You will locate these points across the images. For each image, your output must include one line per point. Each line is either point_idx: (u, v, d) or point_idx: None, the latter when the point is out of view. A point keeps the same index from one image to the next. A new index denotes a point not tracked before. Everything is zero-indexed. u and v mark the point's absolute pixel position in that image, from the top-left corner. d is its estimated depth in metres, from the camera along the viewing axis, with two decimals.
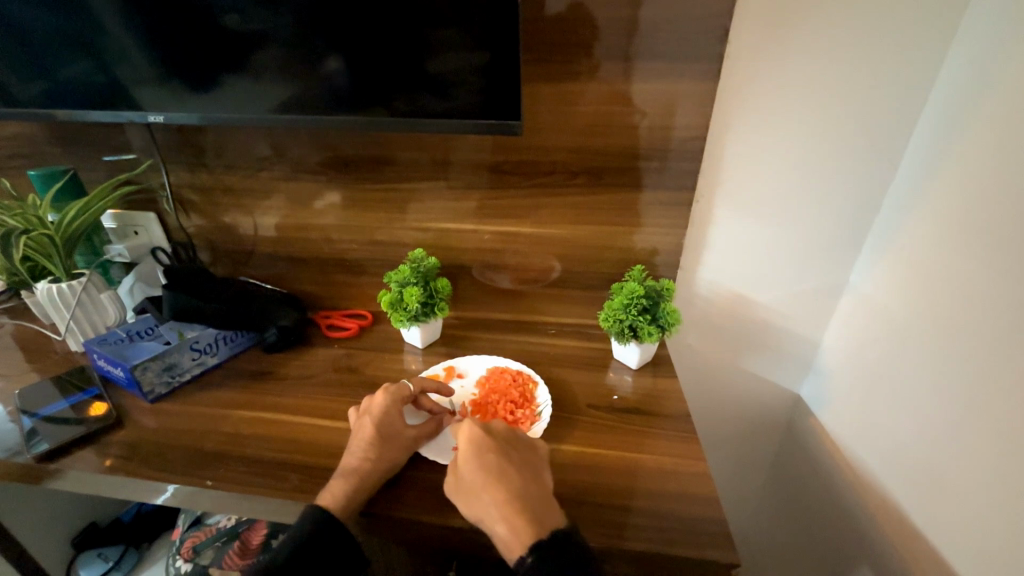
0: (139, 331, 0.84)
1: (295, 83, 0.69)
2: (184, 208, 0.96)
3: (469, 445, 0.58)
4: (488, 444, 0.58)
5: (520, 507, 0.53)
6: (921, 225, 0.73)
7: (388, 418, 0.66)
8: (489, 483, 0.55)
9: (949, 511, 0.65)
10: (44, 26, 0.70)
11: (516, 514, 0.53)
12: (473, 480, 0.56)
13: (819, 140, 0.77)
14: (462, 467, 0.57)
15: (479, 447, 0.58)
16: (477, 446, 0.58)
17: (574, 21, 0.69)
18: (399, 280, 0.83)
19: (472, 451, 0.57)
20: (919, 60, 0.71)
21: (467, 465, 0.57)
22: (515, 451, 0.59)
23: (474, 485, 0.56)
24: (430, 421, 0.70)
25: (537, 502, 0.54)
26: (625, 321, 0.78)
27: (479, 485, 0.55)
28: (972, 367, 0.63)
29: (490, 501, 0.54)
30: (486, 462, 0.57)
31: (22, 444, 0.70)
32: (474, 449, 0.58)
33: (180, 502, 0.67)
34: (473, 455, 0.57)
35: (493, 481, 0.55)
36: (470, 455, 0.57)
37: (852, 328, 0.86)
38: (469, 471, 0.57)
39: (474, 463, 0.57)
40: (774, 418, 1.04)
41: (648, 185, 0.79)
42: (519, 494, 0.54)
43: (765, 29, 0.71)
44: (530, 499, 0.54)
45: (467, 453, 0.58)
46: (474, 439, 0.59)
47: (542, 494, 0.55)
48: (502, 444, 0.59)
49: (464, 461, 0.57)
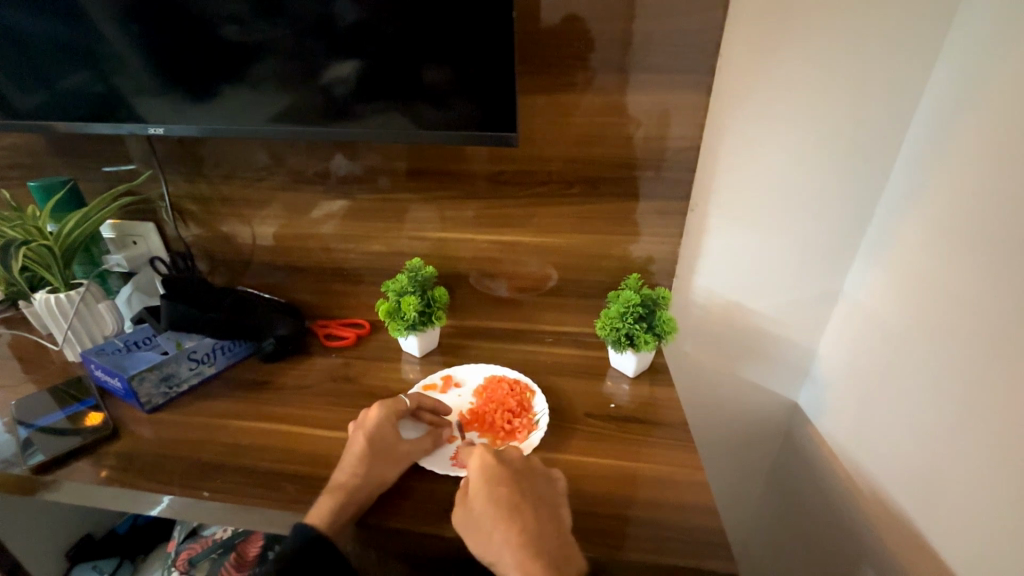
0: (137, 340, 0.85)
1: (293, 94, 0.70)
2: (182, 218, 0.96)
3: (480, 476, 0.58)
4: (499, 475, 0.59)
5: (535, 552, 0.53)
6: (916, 232, 0.73)
7: (380, 431, 0.66)
8: (501, 521, 0.55)
9: (950, 519, 0.64)
10: (46, 38, 0.71)
11: (530, 557, 0.53)
12: (484, 516, 0.56)
13: (811, 150, 0.78)
14: (472, 500, 0.57)
15: (492, 479, 0.58)
16: (488, 478, 0.58)
17: (569, 33, 0.70)
18: (396, 289, 0.83)
19: (484, 485, 0.58)
20: (909, 69, 0.72)
21: (479, 499, 0.57)
22: (529, 483, 0.59)
23: (485, 520, 0.56)
24: (425, 437, 0.69)
25: (553, 545, 0.54)
26: (622, 330, 0.78)
27: (490, 522, 0.55)
28: (971, 373, 0.63)
29: (503, 540, 0.54)
30: (498, 498, 0.57)
31: (18, 455, 0.70)
32: (486, 481, 0.58)
33: (176, 514, 0.66)
34: (485, 489, 0.57)
35: (507, 520, 0.55)
36: (482, 487, 0.58)
37: (848, 336, 0.86)
38: (481, 506, 0.56)
39: (485, 498, 0.57)
40: (772, 426, 1.04)
41: (644, 193, 0.80)
42: (532, 535, 0.54)
43: (757, 39, 0.72)
44: (543, 540, 0.54)
45: (478, 484, 0.58)
46: (485, 467, 0.59)
47: (558, 532, 0.55)
48: (514, 474, 0.59)
49: (474, 494, 0.57)
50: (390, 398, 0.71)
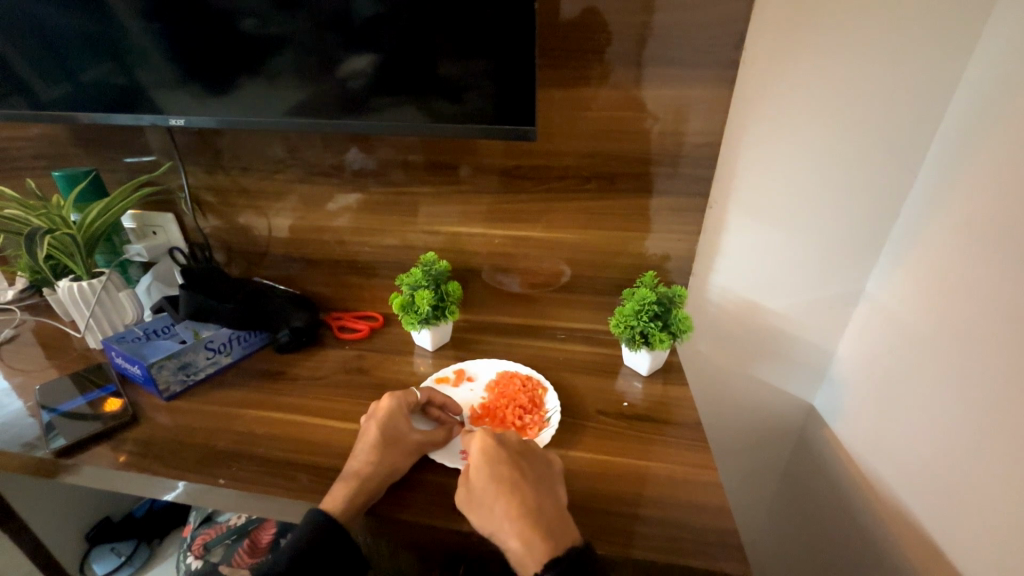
0: (156, 329, 0.86)
1: (309, 86, 0.70)
2: (201, 209, 0.97)
3: (480, 456, 0.58)
4: (499, 454, 0.58)
5: (535, 524, 0.53)
6: (940, 233, 0.71)
7: (393, 421, 0.66)
8: (502, 496, 0.55)
9: (965, 524, 0.63)
10: (69, 30, 0.72)
11: (530, 529, 0.53)
12: (485, 492, 0.56)
13: (833, 147, 0.76)
14: (473, 477, 0.57)
15: (491, 457, 0.58)
16: (488, 457, 0.58)
17: (587, 26, 0.69)
18: (410, 283, 0.83)
19: (484, 463, 0.57)
20: (942, 64, 0.69)
21: (481, 476, 0.57)
22: (527, 462, 0.59)
23: (486, 496, 0.56)
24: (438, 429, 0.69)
25: (552, 518, 0.54)
26: (636, 328, 0.77)
27: (491, 497, 0.55)
28: (990, 376, 0.61)
29: (504, 513, 0.54)
30: (499, 475, 0.56)
31: (41, 439, 0.72)
32: (488, 460, 0.58)
33: (192, 499, 0.68)
34: (486, 467, 0.57)
35: (507, 495, 0.55)
36: (483, 465, 0.57)
37: (868, 339, 0.84)
38: (482, 483, 0.56)
39: (487, 475, 0.56)
40: (786, 428, 1.03)
41: (659, 191, 0.79)
42: (533, 507, 0.54)
43: (782, 32, 0.70)
44: (543, 514, 0.54)
45: (479, 463, 0.57)
46: (486, 449, 0.59)
47: (556, 507, 0.55)
48: (514, 454, 0.59)
49: (475, 472, 0.57)
50: (402, 390, 0.71)
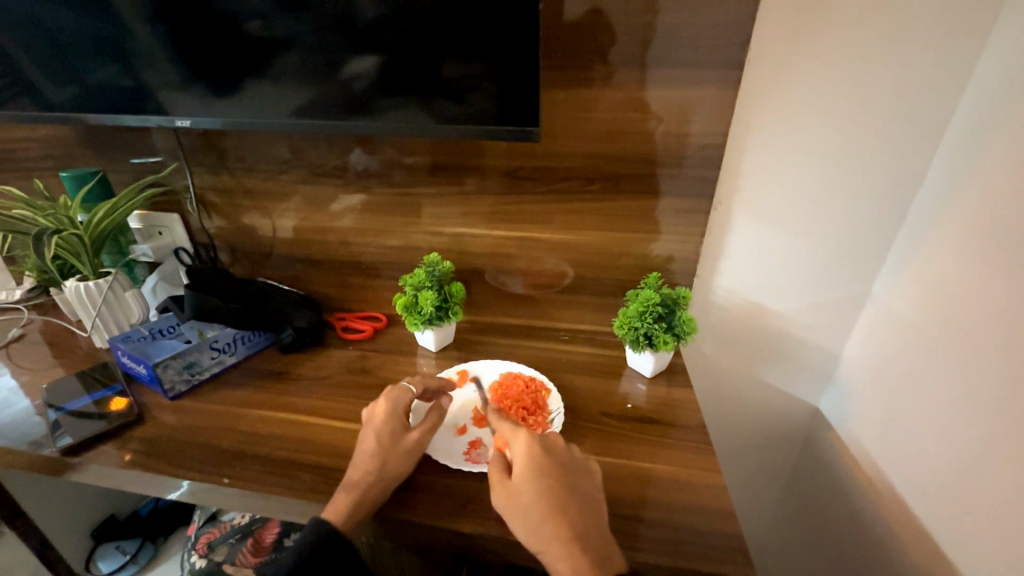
0: (162, 329, 0.87)
1: (314, 88, 0.70)
2: (206, 210, 0.98)
3: (529, 464, 0.57)
4: (547, 464, 0.57)
5: (580, 546, 0.53)
6: (948, 236, 0.70)
7: (387, 424, 0.65)
8: (551, 514, 0.54)
9: (973, 533, 0.62)
10: (77, 32, 0.72)
11: (578, 553, 0.52)
12: (533, 505, 0.55)
13: (838, 150, 0.75)
14: (520, 488, 0.56)
15: (540, 467, 0.57)
16: (537, 465, 0.57)
17: (591, 27, 0.69)
18: (414, 284, 0.83)
19: (529, 470, 0.57)
20: (951, 64, 0.68)
21: (525, 485, 0.56)
22: (573, 476, 0.58)
23: (534, 512, 0.55)
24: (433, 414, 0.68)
25: (597, 539, 0.54)
26: (640, 330, 0.77)
27: (539, 514, 0.54)
28: (997, 382, 0.60)
29: (549, 530, 0.53)
30: (544, 488, 0.55)
31: (47, 438, 0.72)
32: (534, 467, 0.57)
33: (197, 498, 0.68)
34: (535, 477, 0.56)
35: (556, 514, 0.54)
36: (531, 475, 0.56)
37: (875, 342, 0.83)
38: (530, 493, 0.55)
39: (532, 483, 0.56)
40: (790, 431, 1.02)
41: (664, 192, 0.79)
42: (576, 527, 0.54)
43: (788, 33, 0.70)
44: (589, 537, 0.54)
45: (527, 472, 0.56)
46: (534, 456, 0.58)
47: (600, 529, 0.55)
48: (561, 465, 0.58)
49: (519, 478, 0.56)
50: (394, 387, 0.69)
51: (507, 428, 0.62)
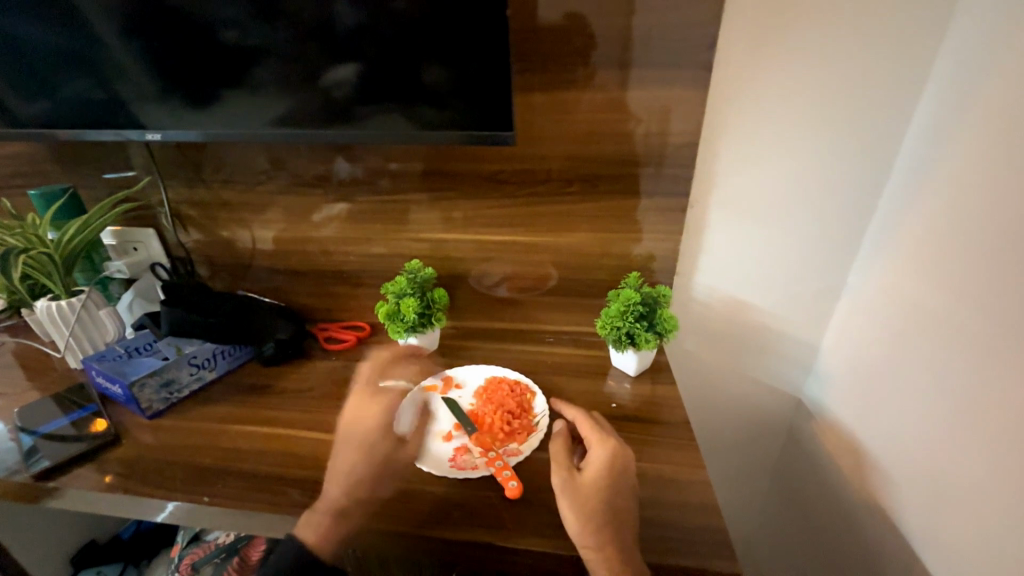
0: (138, 346, 0.84)
1: (295, 97, 0.70)
2: (183, 224, 0.96)
3: (603, 472, 0.60)
4: (619, 481, 0.59)
5: (624, 558, 0.53)
6: (920, 224, 0.72)
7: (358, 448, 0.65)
8: (608, 522, 0.56)
9: (955, 515, 0.64)
10: (46, 46, 0.71)
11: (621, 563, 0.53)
12: (595, 506, 0.57)
13: (808, 144, 0.77)
14: (586, 487, 0.59)
15: (611, 480, 0.59)
16: (608, 476, 0.59)
17: (568, 30, 0.70)
18: (396, 292, 0.83)
19: (603, 476, 0.59)
20: (915, 60, 0.71)
21: (594, 489, 0.58)
22: (634, 502, 0.59)
23: (592, 511, 0.56)
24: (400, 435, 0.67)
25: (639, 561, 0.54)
26: (622, 329, 0.77)
27: (597, 515, 0.56)
28: (974, 364, 0.61)
29: (601, 533, 0.55)
30: (607, 499, 0.58)
31: (21, 463, 0.70)
32: (604, 478, 0.59)
33: (180, 520, 0.65)
34: (603, 486, 0.58)
35: (614, 525, 0.56)
36: (601, 482, 0.59)
37: (852, 330, 0.85)
38: (593, 495, 0.58)
39: (600, 489, 0.58)
40: (775, 424, 1.03)
41: (644, 191, 0.79)
42: (624, 542, 0.55)
43: (759, 31, 0.71)
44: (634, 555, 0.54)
45: (598, 477, 0.59)
46: (610, 470, 0.60)
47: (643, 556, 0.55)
48: (629, 489, 0.60)
49: (591, 480, 0.59)
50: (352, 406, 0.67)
51: (594, 434, 0.65)
